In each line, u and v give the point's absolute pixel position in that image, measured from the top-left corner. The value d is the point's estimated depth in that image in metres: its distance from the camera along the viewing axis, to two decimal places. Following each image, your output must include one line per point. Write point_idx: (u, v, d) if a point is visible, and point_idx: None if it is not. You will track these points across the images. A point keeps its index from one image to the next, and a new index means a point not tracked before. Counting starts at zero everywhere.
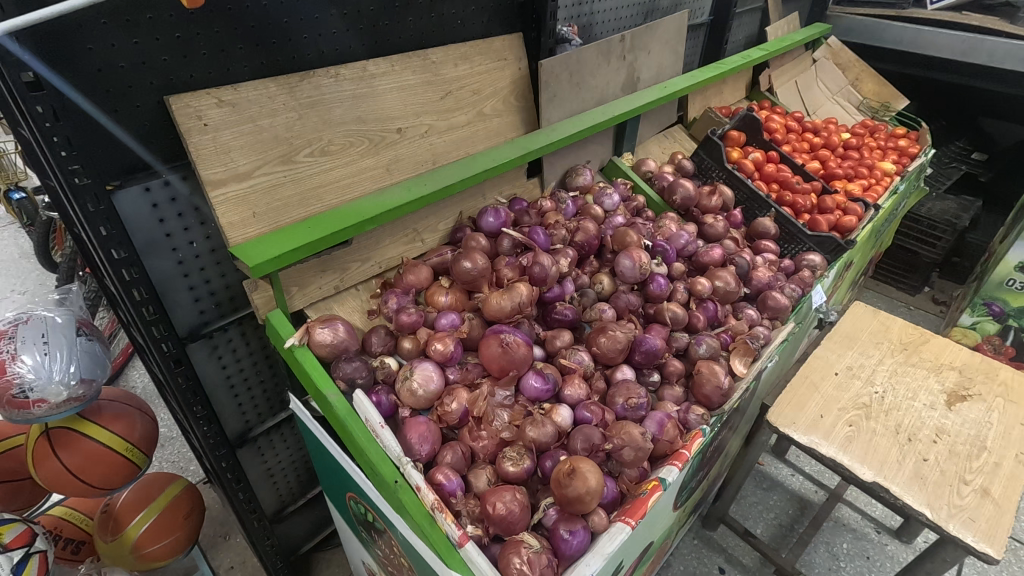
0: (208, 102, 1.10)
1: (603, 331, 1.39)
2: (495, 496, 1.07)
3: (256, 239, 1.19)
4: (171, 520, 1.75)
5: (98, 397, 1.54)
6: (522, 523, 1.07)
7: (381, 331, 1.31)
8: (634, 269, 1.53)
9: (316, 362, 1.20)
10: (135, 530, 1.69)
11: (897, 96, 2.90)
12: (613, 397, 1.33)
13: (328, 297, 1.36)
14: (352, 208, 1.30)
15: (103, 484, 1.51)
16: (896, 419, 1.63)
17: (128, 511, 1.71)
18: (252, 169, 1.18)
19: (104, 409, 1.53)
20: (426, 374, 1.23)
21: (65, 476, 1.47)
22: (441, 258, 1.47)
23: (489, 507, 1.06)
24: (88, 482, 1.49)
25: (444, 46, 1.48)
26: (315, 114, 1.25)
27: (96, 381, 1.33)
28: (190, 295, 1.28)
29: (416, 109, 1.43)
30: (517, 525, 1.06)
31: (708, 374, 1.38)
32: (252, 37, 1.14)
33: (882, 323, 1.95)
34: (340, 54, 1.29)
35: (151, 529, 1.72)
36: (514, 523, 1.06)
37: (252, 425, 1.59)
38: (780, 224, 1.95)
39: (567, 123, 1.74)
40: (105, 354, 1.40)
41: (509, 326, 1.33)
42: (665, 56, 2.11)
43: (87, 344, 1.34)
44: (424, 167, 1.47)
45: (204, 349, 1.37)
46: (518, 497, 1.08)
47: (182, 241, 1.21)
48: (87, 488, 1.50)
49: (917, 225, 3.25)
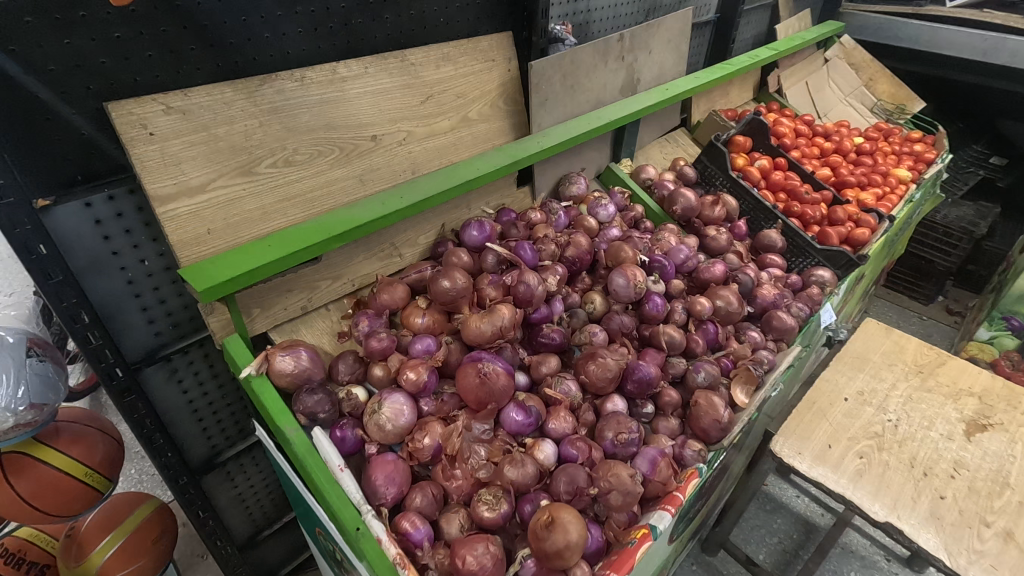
0: (153, 108, 0.99)
1: (593, 358, 1.28)
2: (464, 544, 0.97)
3: (211, 258, 1.08)
4: (139, 543, 1.66)
5: (57, 418, 1.45)
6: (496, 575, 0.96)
7: (349, 357, 1.20)
8: (628, 288, 1.42)
9: (276, 395, 1.11)
10: (99, 555, 1.59)
11: (913, 98, 2.76)
12: (601, 431, 1.22)
13: (295, 319, 1.26)
14: (320, 223, 1.19)
15: (59, 511, 1.43)
16: (910, 451, 1.51)
17: (93, 535, 1.62)
18: (207, 181, 1.07)
19: (62, 431, 1.44)
20: (396, 407, 1.12)
21: (17, 504, 1.37)
22: (419, 275, 1.36)
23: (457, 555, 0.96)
24: (42, 510, 1.40)
25: (425, 46, 1.37)
26: (278, 121, 1.14)
27: (47, 406, 1.24)
28: (144, 317, 1.18)
29: (393, 115, 1.32)
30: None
31: (707, 406, 1.27)
32: (204, 36, 1.03)
33: (896, 343, 1.83)
34: (306, 55, 1.18)
35: (117, 554, 1.62)
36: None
37: (219, 449, 1.49)
38: (788, 236, 1.83)
39: (560, 129, 1.63)
40: (59, 377, 1.29)
41: (488, 353, 1.22)
42: (667, 56, 1.98)
43: (38, 366, 1.23)
44: (401, 177, 1.36)
45: (162, 372, 1.28)
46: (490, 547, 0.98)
47: (131, 259, 1.11)
48: (42, 515, 1.41)
49: (932, 232, 3.11)
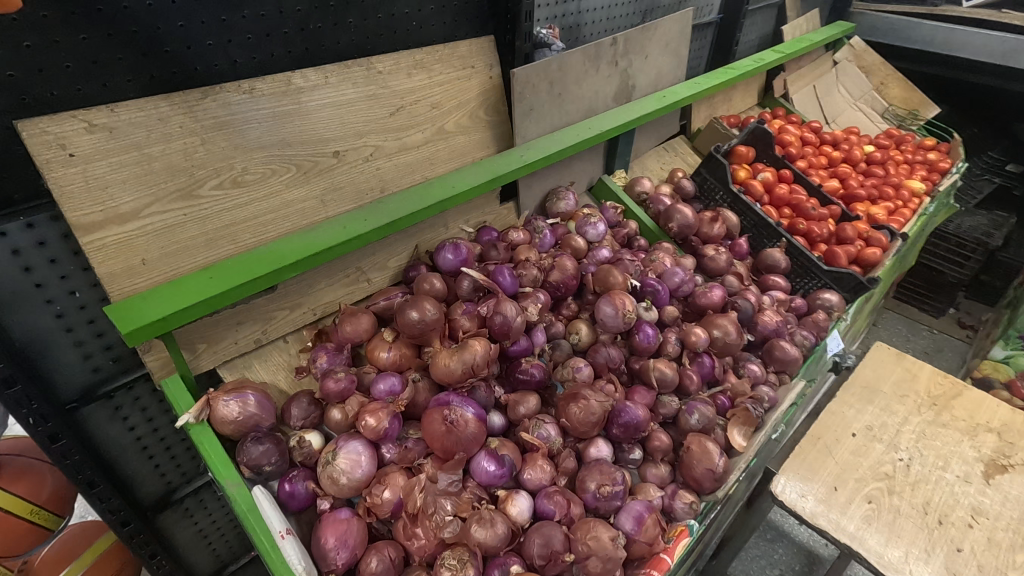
0: (74, 126, 0.88)
1: (575, 399, 1.15)
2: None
3: (145, 292, 0.97)
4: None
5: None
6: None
7: (303, 399, 1.08)
8: (616, 318, 1.29)
9: (219, 445, 0.99)
10: None
11: (927, 103, 2.62)
12: (583, 482, 1.10)
13: (247, 353, 1.14)
14: (272, 250, 1.08)
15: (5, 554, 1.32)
16: (924, 495, 1.40)
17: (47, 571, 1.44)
18: (140, 207, 0.96)
19: (5, 467, 1.34)
20: (353, 458, 1.01)
21: None
22: (387, 303, 1.25)
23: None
24: None
25: (395, 52, 1.25)
26: (224, 138, 1.03)
27: None
28: (78, 352, 1.07)
29: (358, 129, 1.21)
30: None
31: (700, 453, 1.15)
32: (134, 44, 0.91)
33: (907, 371, 1.70)
34: (257, 64, 1.07)
35: None
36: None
37: (175, 486, 1.38)
38: (792, 256, 1.70)
39: (547, 141, 1.51)
40: None
41: (459, 394, 1.10)
42: (665, 60, 1.85)
43: None
44: (368, 197, 1.25)
45: (104, 410, 1.16)
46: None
47: (59, 291, 1.00)
48: None
49: (944, 242, 2.97)
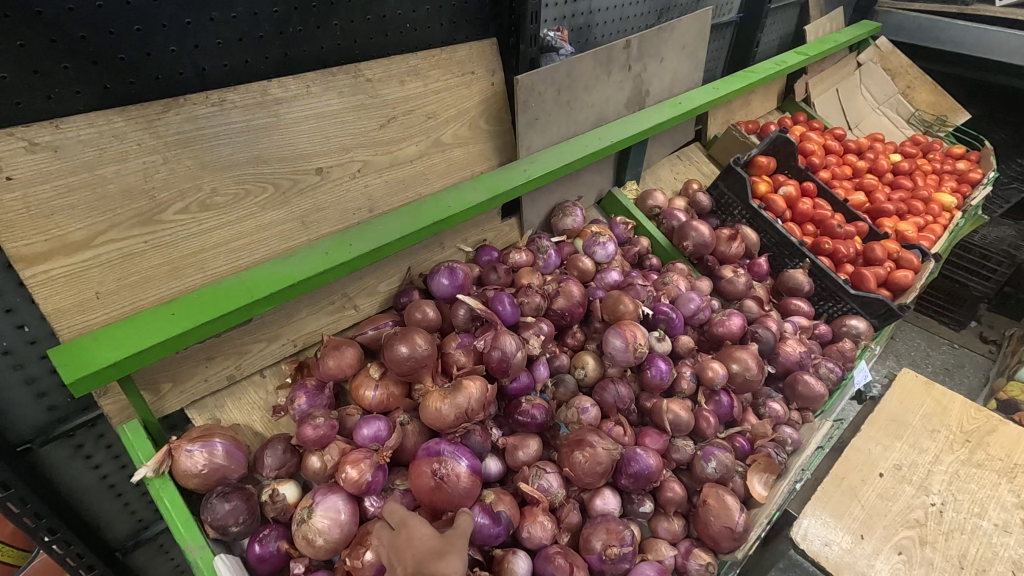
0: (11, 146, 0.77)
1: (580, 445, 1.04)
2: (411, 543, 0.72)
3: (98, 330, 0.86)
4: None
5: None
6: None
7: (278, 445, 0.98)
8: (626, 353, 1.18)
9: (181, 501, 0.89)
10: None
11: (956, 109, 2.48)
12: (588, 540, 0.99)
13: (220, 390, 1.04)
14: (245, 280, 0.97)
15: None
16: (960, 546, 1.24)
17: None
18: (92, 235, 0.85)
19: None
20: (331, 516, 0.89)
21: None
22: (376, 333, 1.14)
23: (393, 556, 0.72)
24: None
25: (387, 57, 1.14)
26: (190, 156, 0.92)
27: None
28: (30, 391, 0.97)
29: (344, 143, 1.09)
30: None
31: (716, 509, 1.03)
32: (82, 51, 0.80)
33: (937, 403, 1.50)
34: (229, 72, 0.96)
35: None
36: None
37: (147, 522, 1.29)
38: (816, 278, 1.58)
39: (553, 153, 1.39)
40: None
41: (450, 442, 0.99)
42: (681, 63, 1.72)
43: None
44: (355, 217, 1.14)
45: (65, 449, 1.07)
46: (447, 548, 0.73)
47: (6, 325, 0.90)
48: None
49: (968, 253, 2.78)
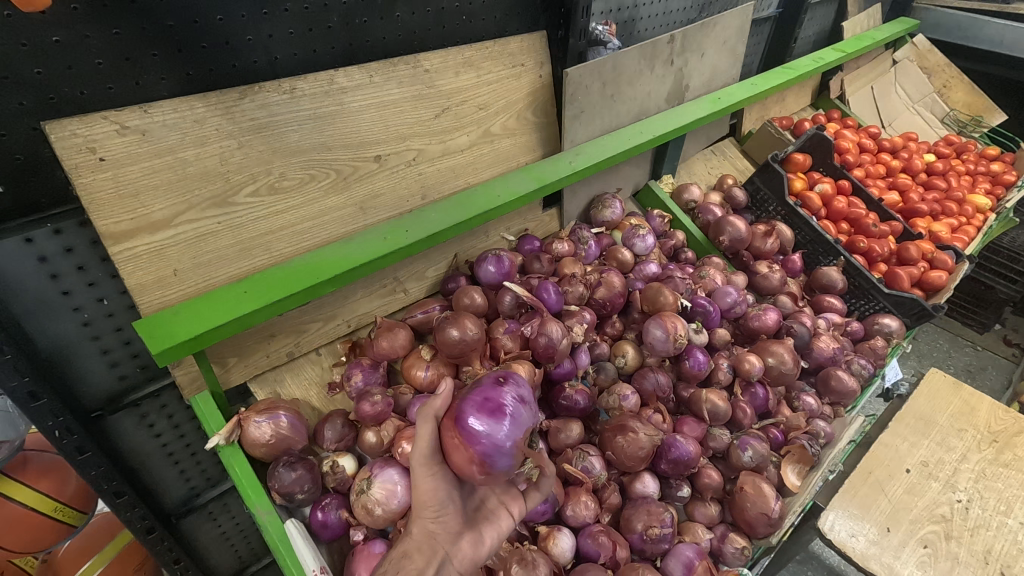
0: (104, 128, 0.81)
1: (622, 430, 1.08)
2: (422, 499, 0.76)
3: (175, 306, 0.91)
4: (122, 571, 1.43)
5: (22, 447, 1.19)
6: (459, 523, 0.76)
7: (338, 420, 1.03)
8: (666, 343, 1.21)
9: (250, 469, 0.94)
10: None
11: (993, 110, 2.47)
12: (629, 521, 1.04)
13: (279, 366, 1.09)
14: (309, 263, 1.01)
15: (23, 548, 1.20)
16: (984, 541, 1.24)
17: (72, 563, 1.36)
18: (173, 214, 0.90)
19: (31, 461, 1.19)
20: (388, 488, 0.93)
21: None
22: (425, 316, 1.18)
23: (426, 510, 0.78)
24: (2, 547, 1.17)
25: (443, 49, 1.17)
26: (262, 141, 0.96)
27: None
28: (105, 360, 1.02)
29: (401, 131, 1.13)
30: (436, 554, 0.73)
31: (754, 496, 1.07)
32: (169, 39, 0.84)
33: (966, 402, 1.51)
34: (298, 62, 1.00)
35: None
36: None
37: (198, 491, 1.36)
38: (849, 275, 1.60)
39: (596, 146, 1.41)
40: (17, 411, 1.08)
41: (507, 387, 0.76)
42: (721, 58, 1.73)
43: None
44: (409, 204, 1.17)
45: (131, 418, 1.12)
46: (415, 507, 0.75)
47: (88, 299, 0.95)
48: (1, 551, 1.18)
49: (996, 255, 2.72)
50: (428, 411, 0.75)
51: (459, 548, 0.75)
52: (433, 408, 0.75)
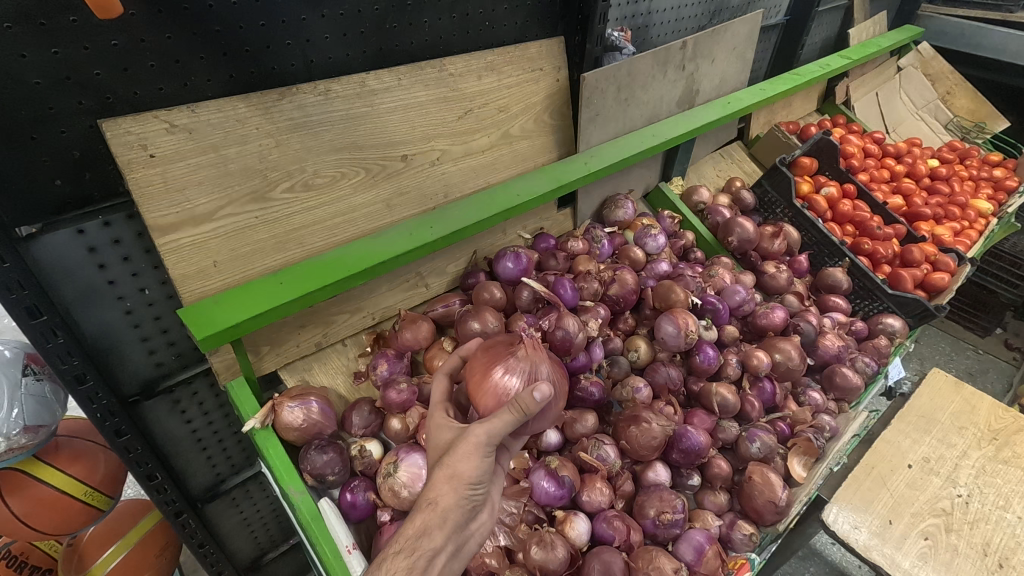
0: (155, 127, 0.86)
1: (636, 421, 1.13)
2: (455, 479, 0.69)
3: (216, 296, 0.96)
4: (142, 559, 1.42)
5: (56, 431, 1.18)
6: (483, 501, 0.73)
7: (364, 407, 1.08)
8: (677, 338, 1.25)
9: (281, 451, 0.99)
10: (104, 567, 1.36)
11: (995, 117, 2.52)
12: (641, 507, 1.08)
13: (308, 356, 1.14)
14: (340, 256, 1.06)
15: (57, 533, 1.17)
16: (983, 534, 1.28)
17: (96, 546, 1.38)
18: (214, 208, 0.95)
19: (62, 447, 1.17)
20: (413, 471, 0.98)
21: (10, 524, 1.10)
22: (446, 310, 1.24)
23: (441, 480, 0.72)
24: (38, 532, 1.14)
25: (467, 54, 1.22)
26: (297, 140, 1.01)
27: (46, 427, 1.07)
28: (144, 347, 1.07)
29: (427, 132, 1.18)
30: (456, 534, 0.71)
31: (761, 485, 1.12)
32: (216, 43, 0.89)
33: (966, 402, 1.55)
34: (333, 66, 1.05)
35: (123, 567, 1.39)
36: (431, 566, 0.67)
37: (223, 477, 1.41)
38: (855, 277, 1.65)
39: (612, 147, 1.46)
40: (60, 398, 1.12)
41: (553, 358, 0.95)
42: (732, 63, 1.78)
43: (36, 387, 1.07)
44: (433, 201, 1.22)
45: (165, 404, 1.17)
46: (451, 475, 0.69)
47: (130, 288, 0.99)
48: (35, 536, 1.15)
49: (998, 260, 2.76)
50: (522, 406, 0.69)
51: (477, 521, 0.73)
52: (528, 407, 0.69)
